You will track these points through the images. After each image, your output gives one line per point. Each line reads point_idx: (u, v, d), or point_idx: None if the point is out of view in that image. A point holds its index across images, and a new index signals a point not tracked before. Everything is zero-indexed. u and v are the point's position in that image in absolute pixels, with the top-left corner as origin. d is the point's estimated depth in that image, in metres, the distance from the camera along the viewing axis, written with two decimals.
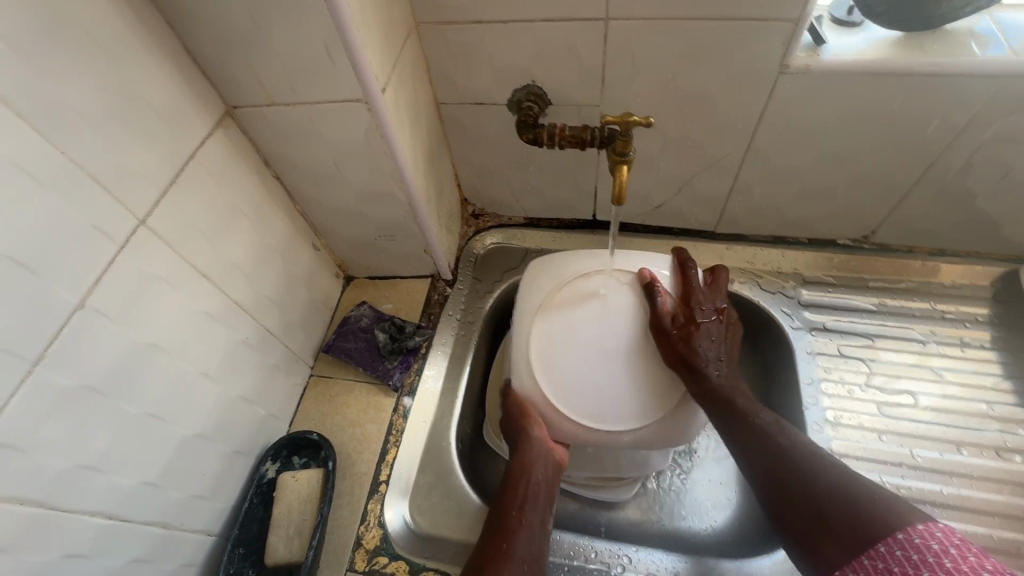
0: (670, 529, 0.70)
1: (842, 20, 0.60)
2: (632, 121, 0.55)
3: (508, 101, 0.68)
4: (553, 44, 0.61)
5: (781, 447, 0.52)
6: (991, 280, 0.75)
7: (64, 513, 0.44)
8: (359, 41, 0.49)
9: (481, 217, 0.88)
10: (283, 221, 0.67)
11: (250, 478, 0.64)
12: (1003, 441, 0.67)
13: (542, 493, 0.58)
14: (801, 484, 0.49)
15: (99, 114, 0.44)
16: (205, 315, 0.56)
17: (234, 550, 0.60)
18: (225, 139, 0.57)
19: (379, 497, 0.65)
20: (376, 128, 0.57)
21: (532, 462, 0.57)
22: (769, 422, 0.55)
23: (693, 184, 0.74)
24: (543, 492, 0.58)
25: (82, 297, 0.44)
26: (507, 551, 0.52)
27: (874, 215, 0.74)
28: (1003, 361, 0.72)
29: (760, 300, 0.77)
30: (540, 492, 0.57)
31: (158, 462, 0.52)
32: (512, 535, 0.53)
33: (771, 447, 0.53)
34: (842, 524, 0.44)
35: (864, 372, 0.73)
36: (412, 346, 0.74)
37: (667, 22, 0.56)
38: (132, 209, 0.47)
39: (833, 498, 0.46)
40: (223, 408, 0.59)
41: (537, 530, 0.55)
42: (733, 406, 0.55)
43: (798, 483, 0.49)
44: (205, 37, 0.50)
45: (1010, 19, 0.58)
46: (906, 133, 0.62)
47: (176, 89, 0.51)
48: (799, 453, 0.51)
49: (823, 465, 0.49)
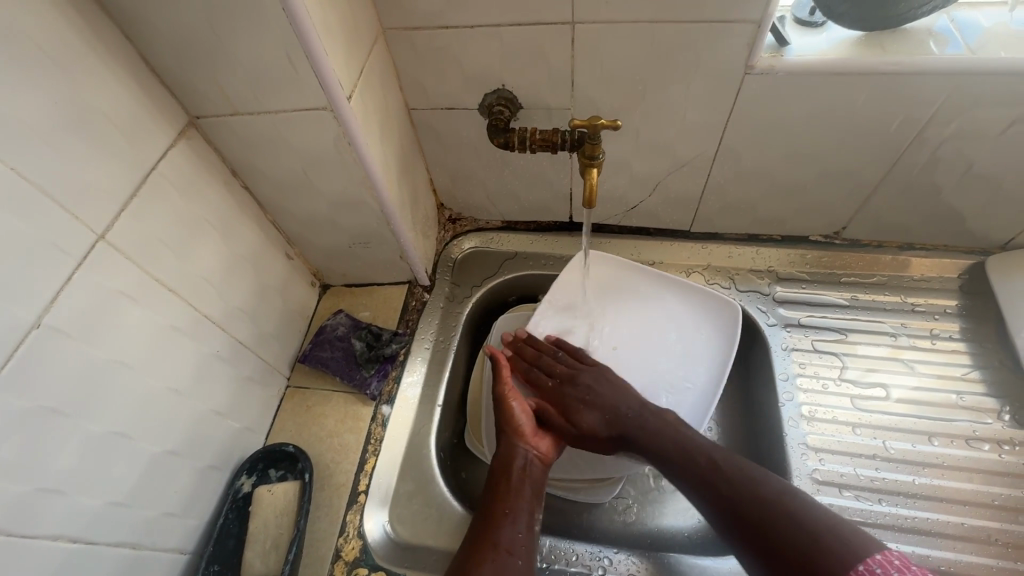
0: (650, 528, 0.70)
1: (805, 20, 0.61)
2: (600, 125, 0.56)
3: (479, 106, 0.68)
4: (521, 49, 0.61)
5: (752, 489, 0.52)
6: (959, 272, 0.77)
7: (25, 538, 0.42)
8: (320, 47, 0.48)
9: (459, 221, 0.88)
10: (253, 232, 0.66)
11: (225, 493, 0.63)
12: (973, 430, 0.69)
13: (533, 481, 0.60)
14: (759, 508, 0.50)
15: (52, 128, 0.43)
16: (173, 330, 0.55)
17: (209, 567, 0.58)
18: (188, 149, 0.56)
19: (358, 507, 0.65)
20: (344, 135, 0.56)
21: (514, 450, 0.61)
22: (709, 455, 0.56)
23: (666, 185, 0.75)
24: (532, 487, 0.59)
25: (39, 315, 0.42)
26: (492, 541, 0.54)
27: (844, 212, 0.75)
28: (972, 351, 0.73)
29: (736, 298, 0.79)
30: (530, 485, 0.59)
31: (127, 481, 0.51)
32: (500, 527, 0.55)
33: (723, 486, 0.53)
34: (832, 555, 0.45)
35: (838, 366, 0.74)
36: (389, 353, 0.74)
37: (632, 25, 0.56)
38: (90, 224, 0.46)
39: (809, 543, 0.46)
40: (196, 422, 0.58)
41: (529, 519, 0.57)
42: (721, 488, 0.53)
43: (742, 507, 0.51)
44: (164, 47, 0.49)
45: (966, 18, 0.60)
46: (872, 130, 0.63)
47: (135, 100, 0.50)
48: (752, 480, 0.53)
49: (771, 489, 0.51)
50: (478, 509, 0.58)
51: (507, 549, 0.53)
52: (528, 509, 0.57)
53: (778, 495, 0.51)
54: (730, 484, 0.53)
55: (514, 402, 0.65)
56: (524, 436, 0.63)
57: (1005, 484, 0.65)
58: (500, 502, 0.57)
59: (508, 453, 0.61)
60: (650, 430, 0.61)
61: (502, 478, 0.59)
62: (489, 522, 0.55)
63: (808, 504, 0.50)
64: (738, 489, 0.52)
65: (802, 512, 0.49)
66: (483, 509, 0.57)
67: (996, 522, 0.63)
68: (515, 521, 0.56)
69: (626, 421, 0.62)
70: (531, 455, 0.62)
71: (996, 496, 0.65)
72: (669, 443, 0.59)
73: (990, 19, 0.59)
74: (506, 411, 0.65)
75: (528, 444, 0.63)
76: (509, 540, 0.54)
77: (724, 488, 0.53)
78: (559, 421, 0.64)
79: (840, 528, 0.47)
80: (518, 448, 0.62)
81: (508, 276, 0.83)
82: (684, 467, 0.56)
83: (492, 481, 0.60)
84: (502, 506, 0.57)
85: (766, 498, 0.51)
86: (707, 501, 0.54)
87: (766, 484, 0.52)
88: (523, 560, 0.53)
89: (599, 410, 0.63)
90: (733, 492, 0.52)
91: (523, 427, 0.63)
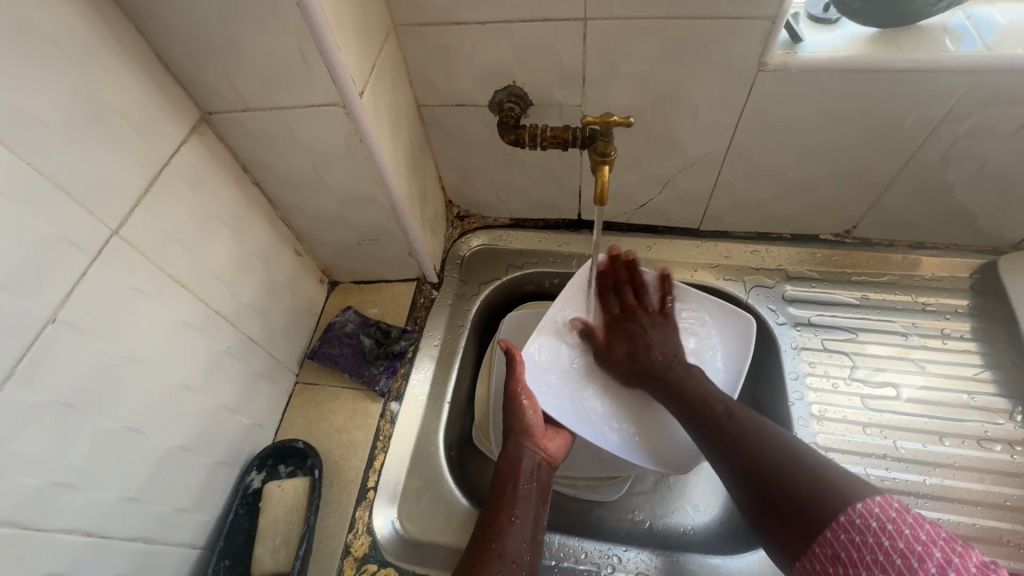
0: (658, 528, 0.70)
1: (819, 17, 0.61)
2: (613, 121, 0.55)
3: (489, 103, 0.68)
4: (532, 45, 0.60)
5: (763, 435, 0.53)
6: (970, 272, 0.77)
7: (38, 531, 0.42)
8: (333, 43, 0.48)
9: (467, 219, 0.88)
10: (264, 229, 0.66)
11: (236, 488, 0.63)
12: (985, 431, 0.68)
13: (540, 484, 0.60)
14: (766, 450, 0.51)
15: (65, 123, 0.43)
16: (185, 325, 0.55)
17: (220, 562, 0.59)
18: (200, 144, 0.56)
19: (367, 504, 0.65)
20: (356, 132, 0.56)
21: (523, 452, 0.61)
22: (727, 406, 0.58)
23: (676, 182, 0.74)
24: (539, 490, 0.59)
25: (53, 310, 0.43)
26: (496, 546, 0.54)
27: (855, 210, 0.74)
28: (983, 351, 0.73)
29: (745, 296, 0.78)
30: (537, 490, 0.59)
31: (140, 477, 0.51)
32: (504, 534, 0.55)
33: (733, 431, 0.54)
34: (822, 489, 0.44)
35: (848, 365, 0.73)
36: (398, 350, 0.74)
37: (645, 22, 0.56)
38: (104, 219, 0.46)
39: (802, 477, 0.47)
40: (206, 418, 0.59)
41: (533, 525, 0.57)
42: (731, 435, 0.54)
43: (749, 449, 0.52)
44: (178, 42, 0.49)
45: (983, 15, 0.59)
46: (886, 127, 0.62)
47: (148, 96, 0.50)
48: (758, 429, 0.54)
49: (773, 437, 0.52)
50: (481, 512, 0.58)
51: (513, 555, 0.53)
52: (534, 516, 0.57)
53: (778, 441, 0.51)
54: (738, 432, 0.54)
55: (525, 398, 0.64)
56: (532, 437, 0.63)
57: (1017, 484, 0.65)
58: (508, 507, 0.57)
59: (516, 456, 0.61)
60: (675, 376, 0.64)
61: (507, 481, 0.59)
62: (492, 526, 0.55)
63: (814, 456, 0.49)
64: (746, 434, 0.53)
65: (807, 459, 0.49)
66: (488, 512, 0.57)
67: (1007, 522, 0.63)
68: (521, 528, 0.56)
69: (656, 364, 0.66)
70: (538, 458, 0.62)
71: (1007, 496, 0.64)
72: (691, 390, 0.61)
73: (1006, 15, 0.58)
74: (518, 409, 0.63)
75: (535, 445, 0.62)
76: (513, 549, 0.54)
77: (738, 430, 0.54)
78: (597, 341, 0.70)
79: (840, 477, 0.45)
80: (525, 450, 0.61)
81: (516, 274, 0.83)
82: (702, 413, 0.58)
83: (497, 484, 0.59)
84: (508, 512, 0.56)
85: (773, 445, 0.51)
86: (717, 452, 0.55)
87: (767, 434, 0.53)
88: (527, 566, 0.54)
89: (631, 343, 0.68)
90: (741, 436, 0.54)
91: (533, 428, 0.63)
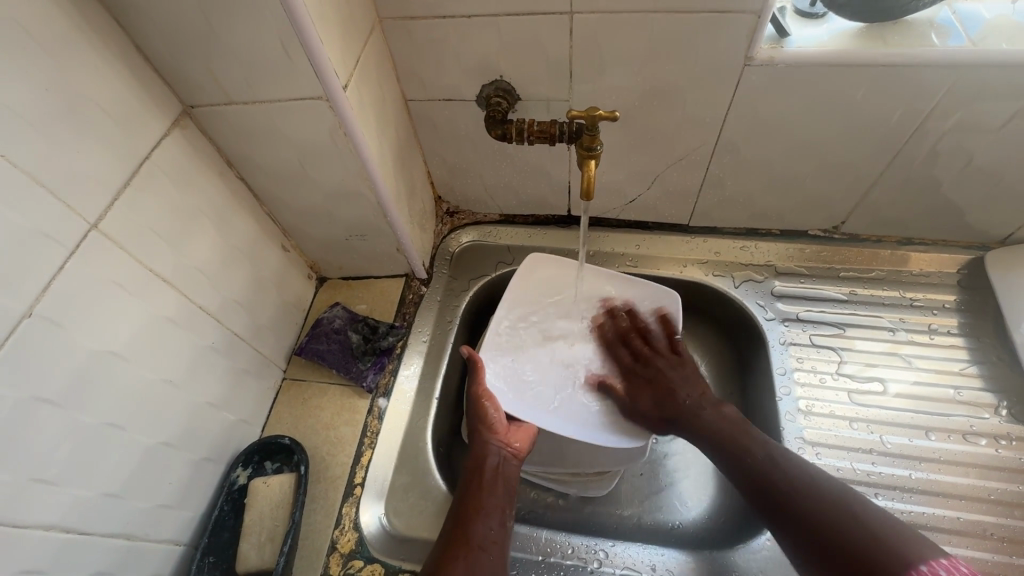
0: (645, 523, 0.70)
1: (806, 12, 0.61)
2: (599, 115, 0.55)
3: (476, 97, 0.68)
4: (519, 39, 0.60)
5: (811, 483, 0.52)
6: (957, 267, 0.77)
7: (15, 527, 0.42)
8: (316, 36, 0.48)
9: (456, 215, 0.87)
10: (250, 225, 0.66)
11: (221, 485, 0.63)
12: (970, 425, 0.69)
13: (506, 477, 0.60)
14: (815, 499, 0.50)
15: (41, 115, 0.42)
16: (167, 321, 0.54)
17: (205, 558, 0.58)
18: (183, 138, 0.55)
19: (354, 500, 0.65)
20: (340, 126, 0.56)
21: (488, 446, 0.61)
22: (767, 451, 0.56)
23: (665, 178, 0.74)
24: (505, 484, 0.59)
25: (29, 305, 0.42)
26: (466, 536, 0.54)
27: (843, 206, 0.75)
28: (970, 347, 0.73)
29: (734, 292, 0.78)
30: (503, 483, 0.59)
31: (121, 475, 0.51)
32: (473, 523, 0.55)
33: (778, 477, 0.53)
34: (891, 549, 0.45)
35: (836, 360, 0.74)
36: (385, 346, 0.74)
37: (631, 15, 0.56)
38: (83, 213, 0.46)
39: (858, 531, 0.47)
40: (190, 415, 0.58)
41: (501, 515, 0.57)
42: (775, 484, 0.53)
43: (798, 497, 0.51)
44: (158, 35, 0.48)
45: (969, 10, 0.59)
46: (873, 122, 0.62)
47: (128, 89, 0.49)
48: (803, 476, 0.53)
49: (824, 484, 0.51)
50: (453, 505, 0.58)
51: (479, 545, 0.53)
52: (501, 506, 0.57)
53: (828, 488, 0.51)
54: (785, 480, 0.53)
55: (486, 400, 0.65)
56: (496, 433, 0.63)
57: (1002, 478, 0.65)
58: (474, 499, 0.57)
59: (481, 453, 0.61)
60: (706, 421, 0.61)
61: (476, 474, 0.59)
62: (461, 518, 0.55)
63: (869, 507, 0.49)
64: (792, 480, 0.52)
65: (865, 509, 0.49)
66: (459, 504, 0.57)
67: (992, 516, 0.63)
68: (488, 517, 0.56)
69: (685, 408, 0.63)
70: (503, 452, 0.62)
71: (992, 490, 0.65)
72: (724, 431, 0.59)
73: (992, 10, 0.58)
74: (481, 411, 0.64)
75: (499, 440, 0.62)
76: (481, 537, 0.54)
77: (782, 482, 0.53)
78: (618, 395, 0.67)
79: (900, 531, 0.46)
80: (490, 444, 0.61)
81: (506, 269, 0.83)
82: (739, 457, 0.56)
83: (466, 478, 0.60)
84: (475, 503, 0.56)
85: (824, 493, 0.50)
86: (760, 496, 0.53)
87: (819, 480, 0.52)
88: (495, 555, 0.54)
89: (655, 392, 0.66)
90: (784, 483, 0.52)
91: (496, 425, 0.63)
